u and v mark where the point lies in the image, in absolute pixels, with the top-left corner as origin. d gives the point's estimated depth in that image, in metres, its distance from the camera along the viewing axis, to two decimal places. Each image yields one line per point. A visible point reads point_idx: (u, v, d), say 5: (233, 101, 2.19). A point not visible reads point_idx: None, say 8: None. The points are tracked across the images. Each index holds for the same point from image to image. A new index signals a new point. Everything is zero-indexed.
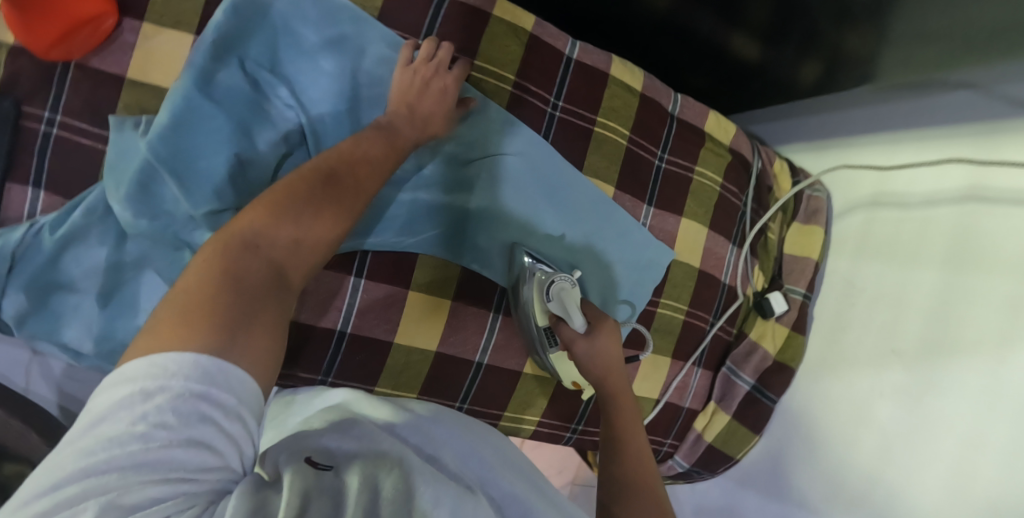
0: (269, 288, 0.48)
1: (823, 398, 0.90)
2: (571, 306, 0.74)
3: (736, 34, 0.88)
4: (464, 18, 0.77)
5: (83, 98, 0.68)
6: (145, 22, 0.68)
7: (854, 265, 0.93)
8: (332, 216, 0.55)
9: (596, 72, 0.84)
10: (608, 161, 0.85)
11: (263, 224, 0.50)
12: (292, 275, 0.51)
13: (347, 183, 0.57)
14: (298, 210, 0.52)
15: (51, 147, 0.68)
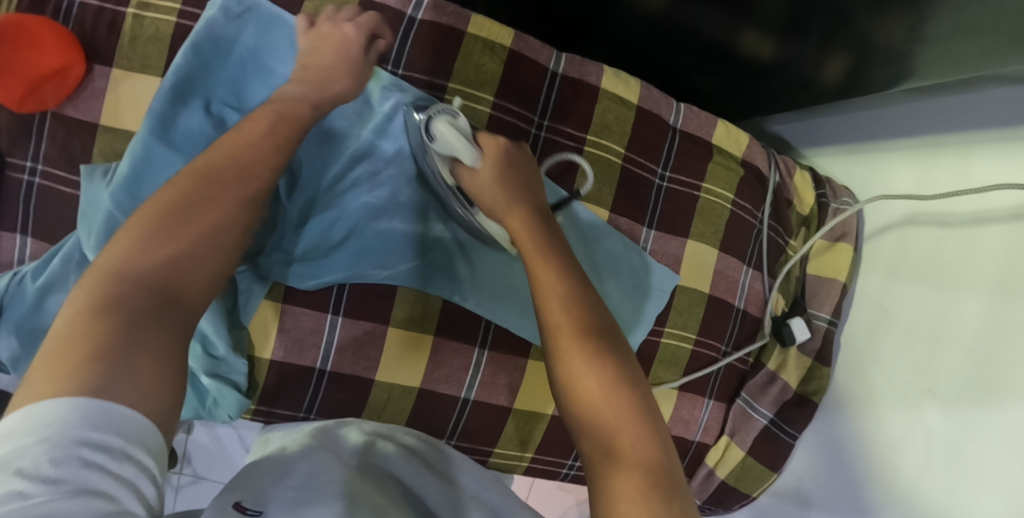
0: (157, 307, 0.46)
1: (852, 434, 0.82)
2: (455, 138, 0.65)
3: (747, 30, 0.78)
4: (435, 40, 0.73)
5: (60, 146, 0.68)
6: (114, 67, 0.68)
7: (888, 287, 0.83)
8: (220, 213, 0.53)
9: (585, 86, 0.78)
10: (600, 183, 0.79)
11: (137, 243, 0.48)
12: (185, 293, 0.49)
13: (227, 174, 0.55)
14: (181, 215, 0.51)
15: (35, 197, 0.68)
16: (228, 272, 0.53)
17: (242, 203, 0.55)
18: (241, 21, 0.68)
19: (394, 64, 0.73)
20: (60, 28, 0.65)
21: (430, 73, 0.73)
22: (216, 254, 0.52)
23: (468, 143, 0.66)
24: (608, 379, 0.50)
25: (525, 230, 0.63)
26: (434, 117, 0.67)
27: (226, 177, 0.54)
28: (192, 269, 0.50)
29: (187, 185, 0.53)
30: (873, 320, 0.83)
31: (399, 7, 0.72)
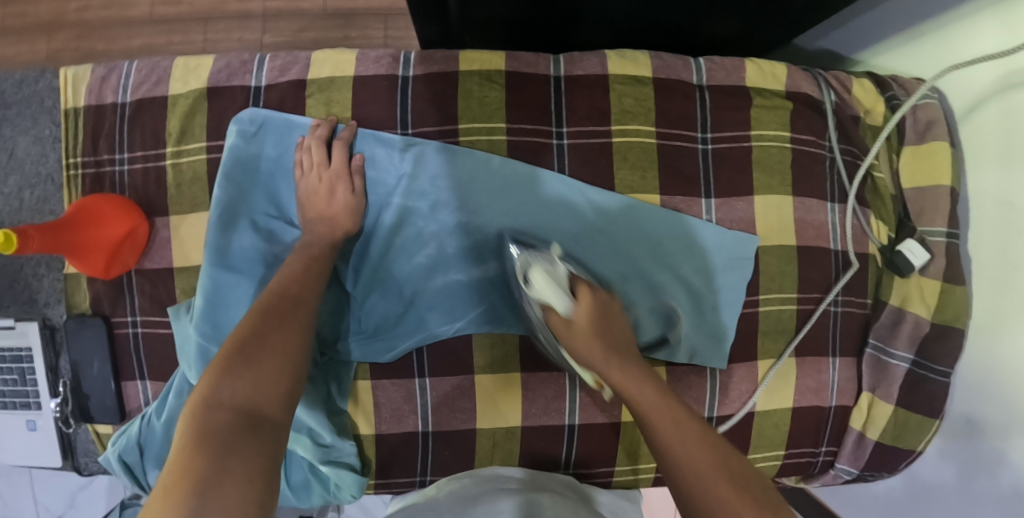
0: (244, 432, 0.49)
1: (1009, 364, 0.68)
2: (551, 287, 0.65)
3: None
4: (434, 88, 0.73)
5: (150, 296, 0.74)
6: (171, 213, 0.73)
7: (1006, 176, 0.70)
8: (287, 338, 0.58)
9: (592, 79, 0.74)
10: (640, 170, 0.75)
11: (218, 377, 0.53)
12: (266, 413, 0.52)
13: (280, 305, 0.61)
14: (254, 345, 0.56)
15: (142, 343, 0.74)
16: (299, 386, 0.57)
17: (301, 325, 0.60)
18: (259, 137, 0.72)
19: (403, 126, 0.73)
20: (120, 198, 0.71)
21: (439, 121, 0.73)
22: (291, 370, 0.56)
23: (563, 290, 0.66)
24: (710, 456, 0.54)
25: (617, 374, 0.61)
26: (531, 265, 0.68)
27: (277, 307, 0.61)
28: (268, 390, 0.53)
29: (251, 323, 0.59)
30: (1001, 218, 0.70)
31: (390, 71, 0.73)
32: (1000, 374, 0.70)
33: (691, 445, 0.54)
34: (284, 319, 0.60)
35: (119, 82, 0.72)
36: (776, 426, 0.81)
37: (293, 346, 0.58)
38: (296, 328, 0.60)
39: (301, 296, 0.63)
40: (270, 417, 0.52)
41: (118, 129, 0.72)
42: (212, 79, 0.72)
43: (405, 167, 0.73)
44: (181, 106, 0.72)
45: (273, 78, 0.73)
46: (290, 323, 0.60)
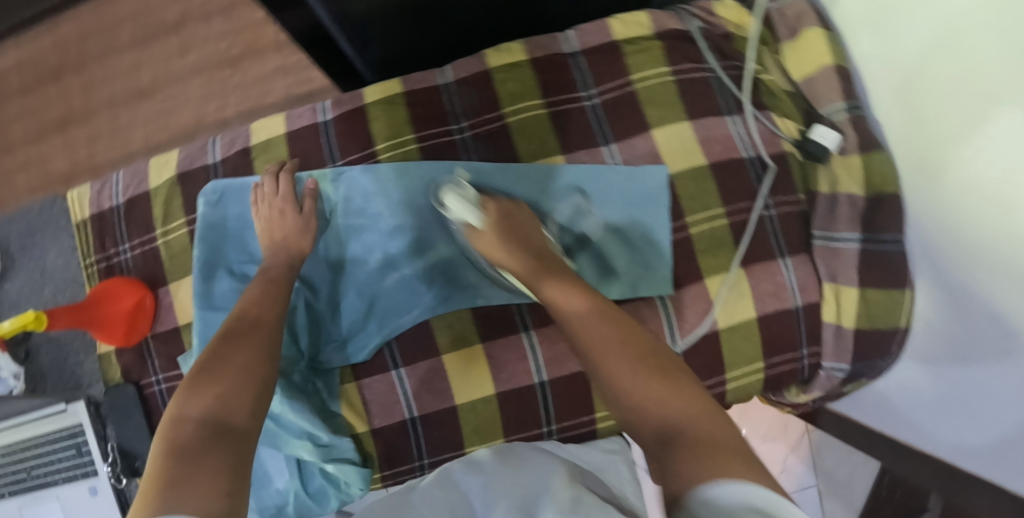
0: (212, 435, 0.55)
1: (949, 209, 0.68)
2: (462, 207, 0.76)
3: None
4: (350, 122, 0.84)
5: (166, 355, 0.86)
6: (169, 282, 0.86)
7: (882, 36, 0.74)
8: (245, 354, 0.65)
9: (478, 75, 0.84)
10: (540, 138, 0.83)
11: (185, 395, 0.59)
12: (234, 420, 0.58)
13: (243, 328, 0.69)
14: (216, 364, 0.63)
15: (167, 396, 0.86)
16: (263, 393, 0.63)
17: (262, 351, 0.67)
18: (221, 203, 0.84)
19: (332, 159, 0.85)
20: (129, 278, 0.85)
21: (358, 147, 0.84)
22: (252, 378, 0.63)
23: (473, 205, 0.76)
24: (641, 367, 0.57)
25: (514, 263, 0.72)
26: (446, 193, 0.78)
27: (240, 332, 0.68)
28: (232, 401, 0.59)
29: (211, 350, 0.65)
30: (894, 72, 0.73)
31: (312, 120, 0.85)
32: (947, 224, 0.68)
33: (603, 351, 0.59)
34: (242, 336, 0.67)
35: (112, 190, 0.88)
36: (746, 337, 0.82)
37: (254, 366, 0.64)
38: (254, 345, 0.67)
39: (256, 318, 0.70)
40: (237, 419, 0.58)
41: (118, 226, 0.88)
42: (178, 167, 0.86)
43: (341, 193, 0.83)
44: (161, 194, 0.86)
45: (224, 152, 0.86)
46: (249, 337, 0.67)
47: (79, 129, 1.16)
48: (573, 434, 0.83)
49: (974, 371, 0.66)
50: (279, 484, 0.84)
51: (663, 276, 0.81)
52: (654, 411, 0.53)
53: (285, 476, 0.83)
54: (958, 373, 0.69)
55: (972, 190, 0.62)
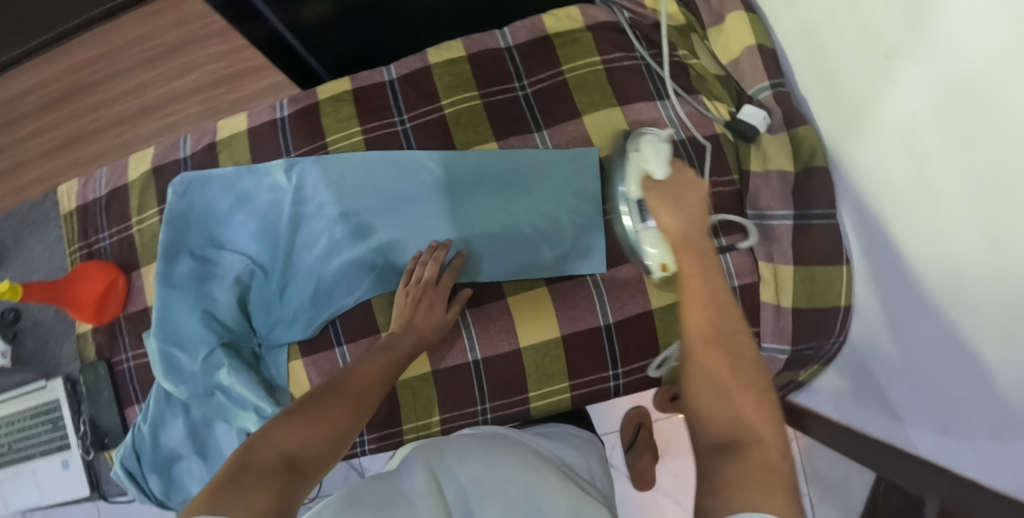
0: (281, 470, 0.54)
1: (878, 178, 0.69)
2: (655, 159, 0.66)
3: None
4: (301, 118, 0.90)
5: (136, 334, 0.93)
6: (140, 267, 0.93)
7: (798, 10, 0.76)
8: (346, 403, 0.63)
9: (418, 70, 0.89)
10: (476, 126, 0.86)
11: (280, 421, 0.59)
12: (306, 462, 0.56)
13: (351, 386, 0.65)
14: (316, 402, 0.62)
15: (135, 373, 0.93)
16: (343, 448, 0.60)
17: (361, 410, 0.64)
18: (188, 193, 0.87)
19: (286, 152, 0.90)
20: (104, 262, 0.93)
21: (309, 141, 0.89)
22: (343, 435, 0.60)
23: (664, 163, 0.66)
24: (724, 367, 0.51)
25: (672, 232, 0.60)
26: (644, 137, 0.70)
27: (348, 382, 0.66)
28: (320, 447, 0.58)
29: (318, 389, 0.64)
30: (807, 48, 0.75)
31: (269, 117, 0.91)
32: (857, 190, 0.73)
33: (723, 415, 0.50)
34: (360, 401, 0.64)
35: (96, 184, 0.97)
36: (679, 316, 0.81)
37: (353, 413, 0.62)
38: (360, 406, 0.64)
39: (371, 392, 0.66)
40: (312, 459, 0.57)
41: (99, 217, 0.96)
42: (153, 162, 0.95)
43: (295, 184, 0.86)
44: (137, 186, 0.95)
45: (194, 147, 0.93)
46: (364, 404, 0.64)
47: (91, 146, 1.30)
48: (509, 413, 0.83)
49: (904, 331, 0.69)
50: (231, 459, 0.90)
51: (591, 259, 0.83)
52: (722, 427, 0.49)
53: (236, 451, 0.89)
54: (910, 348, 0.68)
55: (886, 154, 0.67)
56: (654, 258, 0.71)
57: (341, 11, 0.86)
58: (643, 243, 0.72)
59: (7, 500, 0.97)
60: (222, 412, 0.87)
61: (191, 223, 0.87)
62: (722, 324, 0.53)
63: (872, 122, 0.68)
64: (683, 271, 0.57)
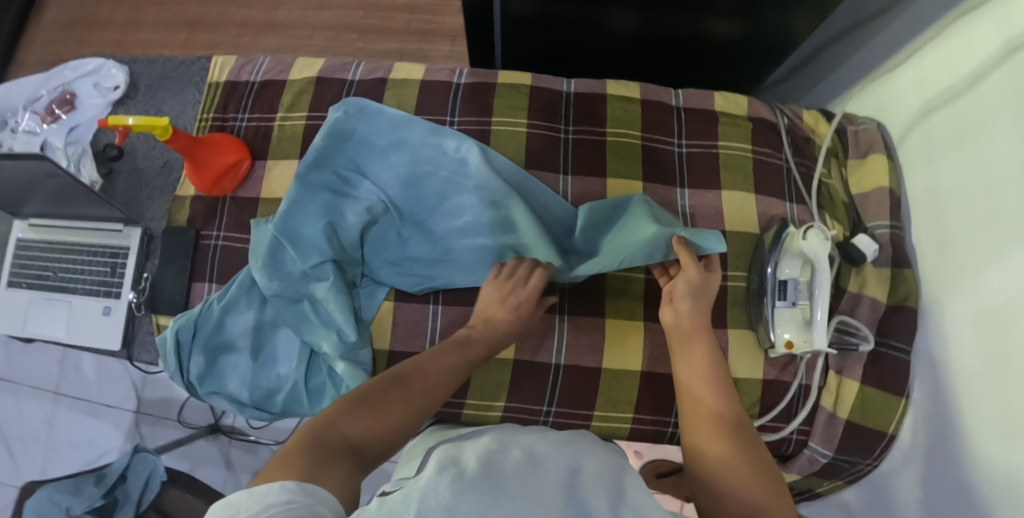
0: (346, 456, 0.59)
1: (960, 328, 0.78)
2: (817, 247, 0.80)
3: (712, 19, 0.94)
4: (475, 91, 0.96)
5: (235, 218, 0.94)
6: (268, 159, 0.96)
7: (933, 171, 0.85)
8: (408, 403, 0.67)
9: (594, 95, 0.97)
10: (628, 160, 0.93)
11: (349, 410, 0.64)
12: (365, 452, 0.61)
13: (417, 381, 0.69)
14: (382, 396, 0.66)
15: (219, 253, 0.93)
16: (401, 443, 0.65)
17: (422, 410, 0.67)
18: (357, 118, 0.91)
19: (450, 115, 0.95)
20: (236, 139, 0.94)
21: (476, 115, 0.94)
22: (400, 432, 0.65)
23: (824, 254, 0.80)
24: (729, 442, 0.63)
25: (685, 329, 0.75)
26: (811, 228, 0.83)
27: (413, 378, 0.70)
28: (380, 441, 0.63)
29: (383, 382, 0.68)
30: (931, 204, 0.85)
31: (446, 78, 0.97)
32: (954, 334, 0.79)
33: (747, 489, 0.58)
34: (420, 401, 0.68)
35: (254, 69, 1.00)
36: (746, 393, 0.88)
37: (416, 410, 0.67)
38: (419, 406, 0.68)
39: (433, 391, 0.70)
40: (372, 448, 0.62)
41: (245, 99, 0.98)
42: (319, 72, 0.98)
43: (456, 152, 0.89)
44: (294, 88, 0.98)
45: (364, 76, 0.98)
46: (424, 404, 0.68)
47: None
48: (567, 422, 0.88)
49: (947, 474, 0.76)
50: (281, 370, 0.89)
51: (705, 244, 0.78)
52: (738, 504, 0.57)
53: (291, 364, 0.89)
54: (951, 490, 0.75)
55: (967, 321, 0.77)
56: (781, 336, 0.85)
57: (550, 19, 0.95)
58: (777, 318, 0.85)
59: (32, 325, 0.96)
60: (300, 323, 0.88)
61: (348, 144, 0.91)
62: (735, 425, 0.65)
63: (976, 285, 0.76)
64: (689, 371, 0.71)
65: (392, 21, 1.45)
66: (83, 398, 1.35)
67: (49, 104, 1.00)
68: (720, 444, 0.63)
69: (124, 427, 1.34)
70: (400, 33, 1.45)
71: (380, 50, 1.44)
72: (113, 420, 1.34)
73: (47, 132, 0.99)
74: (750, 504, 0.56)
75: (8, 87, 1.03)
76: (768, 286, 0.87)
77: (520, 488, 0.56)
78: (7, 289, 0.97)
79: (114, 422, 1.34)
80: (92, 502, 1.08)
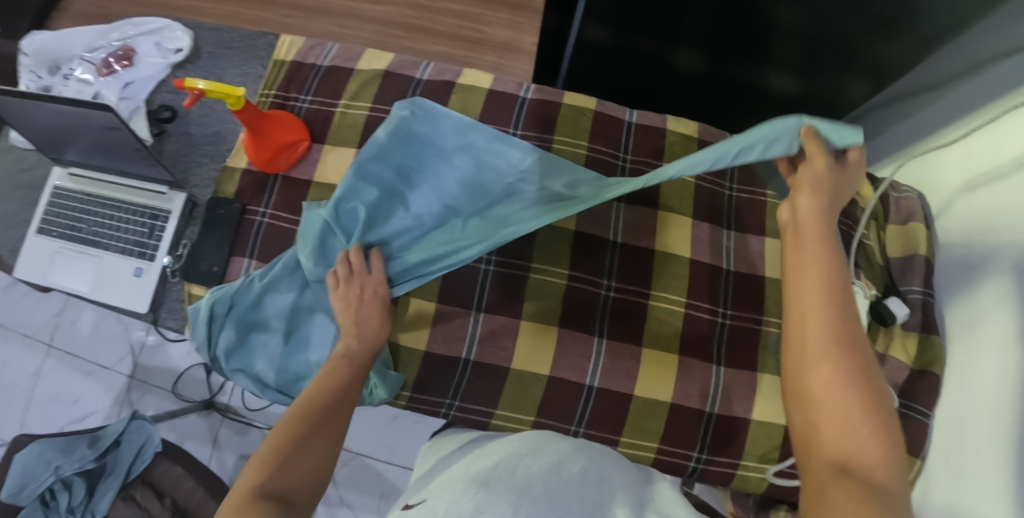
0: (272, 506, 0.61)
1: (979, 400, 0.81)
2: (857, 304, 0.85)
3: (775, 73, 1.00)
4: (540, 108, 0.97)
5: (285, 198, 0.93)
6: (326, 143, 0.95)
7: (969, 248, 0.88)
8: (324, 436, 0.69)
9: (654, 128, 0.99)
10: (680, 198, 0.96)
11: (269, 461, 0.65)
12: (293, 496, 0.64)
13: (322, 409, 0.71)
14: (301, 437, 0.68)
15: (264, 229, 0.92)
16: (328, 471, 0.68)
17: (337, 433, 0.70)
18: (420, 118, 0.91)
19: (515, 126, 0.96)
20: (297, 119, 0.94)
21: (538, 131, 0.96)
22: (320, 465, 0.67)
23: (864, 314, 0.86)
24: (835, 339, 0.57)
25: (812, 211, 0.63)
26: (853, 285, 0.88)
27: (329, 410, 0.71)
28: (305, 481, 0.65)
29: (294, 420, 0.69)
30: (966, 280, 0.87)
31: (513, 91, 0.99)
32: (979, 397, 0.81)
33: (839, 418, 0.56)
34: (327, 426, 0.70)
35: (322, 52, 1.00)
36: (769, 438, 0.89)
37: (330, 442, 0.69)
38: (334, 431, 0.70)
39: (339, 413, 0.72)
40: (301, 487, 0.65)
41: (310, 81, 0.98)
42: (387, 66, 0.99)
43: (518, 163, 0.89)
44: (361, 77, 0.98)
45: (431, 76, 0.99)
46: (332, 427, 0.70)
47: None
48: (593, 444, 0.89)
49: None
50: (312, 356, 0.87)
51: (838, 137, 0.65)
52: (830, 443, 0.56)
53: (323, 350, 0.87)
54: None
55: (987, 393, 0.80)
56: None
57: (623, 50, 0.99)
58: None
59: (55, 276, 0.93)
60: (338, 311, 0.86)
61: (410, 143, 0.90)
62: (850, 342, 0.57)
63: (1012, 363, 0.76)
64: (801, 264, 0.61)
65: (442, 25, 1.46)
66: (75, 355, 1.31)
67: (107, 58, 1.00)
68: (824, 341, 0.58)
69: (114, 391, 1.29)
70: (448, 37, 1.46)
71: (426, 52, 1.45)
72: (103, 382, 1.30)
73: (101, 84, 0.98)
74: (849, 442, 0.55)
75: (64, 33, 1.01)
76: None
77: (542, 492, 0.57)
78: (35, 235, 0.95)
79: (104, 383, 1.30)
80: (83, 465, 1.05)
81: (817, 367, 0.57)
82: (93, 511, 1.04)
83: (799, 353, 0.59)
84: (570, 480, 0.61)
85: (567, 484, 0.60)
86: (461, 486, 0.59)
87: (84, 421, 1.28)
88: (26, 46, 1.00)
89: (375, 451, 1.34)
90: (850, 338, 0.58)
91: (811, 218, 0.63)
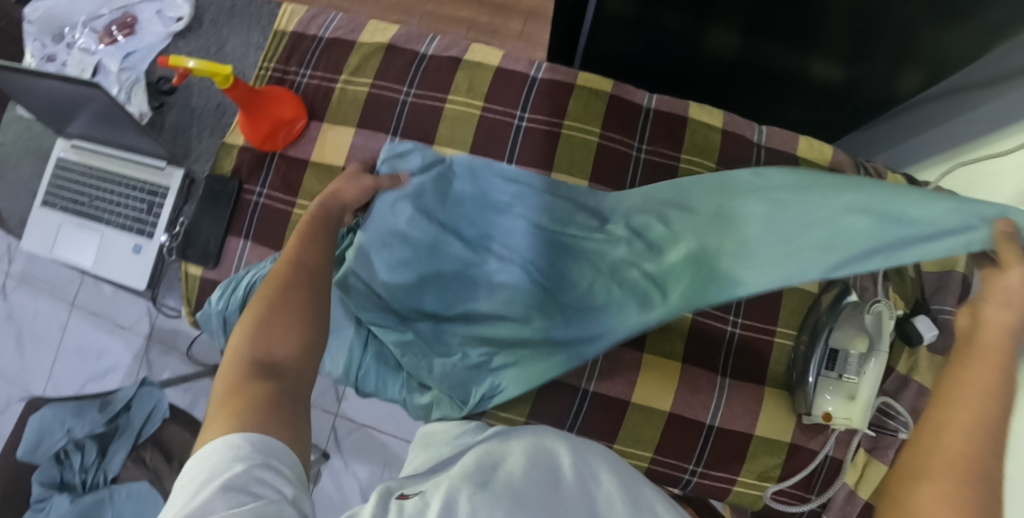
0: (267, 375, 0.55)
1: None
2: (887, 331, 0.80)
3: (816, 59, 0.88)
4: (552, 90, 0.90)
5: (281, 177, 0.90)
6: (324, 121, 0.91)
7: None
8: (295, 295, 0.61)
9: (675, 115, 0.91)
10: None
11: (244, 339, 0.58)
12: (288, 363, 0.57)
13: (302, 277, 0.63)
14: (279, 323, 0.59)
15: (260, 210, 0.90)
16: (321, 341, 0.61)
17: (314, 296, 0.62)
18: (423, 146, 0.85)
19: (522, 109, 0.90)
20: (294, 95, 0.91)
21: (548, 114, 0.90)
22: (306, 326, 0.60)
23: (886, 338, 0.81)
24: (971, 447, 0.47)
25: (1002, 321, 0.51)
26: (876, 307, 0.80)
27: (300, 290, 0.62)
28: (300, 357, 0.58)
29: (267, 292, 0.61)
30: None
31: (524, 70, 0.92)
32: None
33: None
34: (297, 309, 0.61)
35: (324, 22, 0.94)
36: (772, 457, 0.85)
37: (305, 278, 0.63)
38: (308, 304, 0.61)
39: (297, 283, 0.63)
40: (288, 343, 0.58)
41: (310, 53, 0.93)
42: (392, 40, 0.93)
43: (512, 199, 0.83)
44: (363, 50, 0.92)
45: (437, 51, 0.93)
46: (300, 301, 0.61)
47: None
48: None
49: None
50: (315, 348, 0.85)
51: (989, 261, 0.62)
52: None
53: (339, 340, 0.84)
54: None
55: None
56: (819, 409, 0.82)
57: (646, 24, 0.88)
58: (819, 390, 0.82)
59: (59, 248, 0.94)
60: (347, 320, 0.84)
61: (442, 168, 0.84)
62: (980, 471, 0.46)
63: None
64: (966, 364, 0.51)
65: None
66: (97, 314, 1.35)
67: (110, 26, 0.96)
68: (957, 443, 0.47)
69: (133, 351, 1.33)
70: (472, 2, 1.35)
71: (451, 19, 1.35)
72: (122, 341, 1.34)
73: (102, 53, 0.95)
74: None
75: None
76: (817, 356, 0.82)
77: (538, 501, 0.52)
78: (41, 208, 0.95)
79: (123, 343, 1.33)
80: (94, 428, 1.09)
81: (937, 458, 0.48)
82: (104, 471, 1.08)
83: (920, 441, 0.49)
84: (566, 478, 0.56)
85: (562, 482, 0.56)
86: (456, 478, 0.55)
87: (105, 378, 1.32)
88: (31, 12, 0.96)
89: (381, 423, 1.36)
90: (988, 465, 0.46)
91: (988, 324, 0.52)
